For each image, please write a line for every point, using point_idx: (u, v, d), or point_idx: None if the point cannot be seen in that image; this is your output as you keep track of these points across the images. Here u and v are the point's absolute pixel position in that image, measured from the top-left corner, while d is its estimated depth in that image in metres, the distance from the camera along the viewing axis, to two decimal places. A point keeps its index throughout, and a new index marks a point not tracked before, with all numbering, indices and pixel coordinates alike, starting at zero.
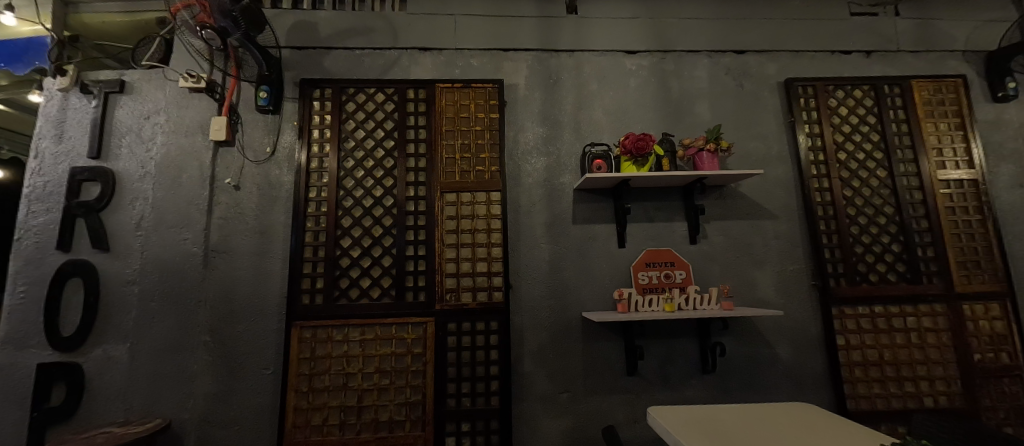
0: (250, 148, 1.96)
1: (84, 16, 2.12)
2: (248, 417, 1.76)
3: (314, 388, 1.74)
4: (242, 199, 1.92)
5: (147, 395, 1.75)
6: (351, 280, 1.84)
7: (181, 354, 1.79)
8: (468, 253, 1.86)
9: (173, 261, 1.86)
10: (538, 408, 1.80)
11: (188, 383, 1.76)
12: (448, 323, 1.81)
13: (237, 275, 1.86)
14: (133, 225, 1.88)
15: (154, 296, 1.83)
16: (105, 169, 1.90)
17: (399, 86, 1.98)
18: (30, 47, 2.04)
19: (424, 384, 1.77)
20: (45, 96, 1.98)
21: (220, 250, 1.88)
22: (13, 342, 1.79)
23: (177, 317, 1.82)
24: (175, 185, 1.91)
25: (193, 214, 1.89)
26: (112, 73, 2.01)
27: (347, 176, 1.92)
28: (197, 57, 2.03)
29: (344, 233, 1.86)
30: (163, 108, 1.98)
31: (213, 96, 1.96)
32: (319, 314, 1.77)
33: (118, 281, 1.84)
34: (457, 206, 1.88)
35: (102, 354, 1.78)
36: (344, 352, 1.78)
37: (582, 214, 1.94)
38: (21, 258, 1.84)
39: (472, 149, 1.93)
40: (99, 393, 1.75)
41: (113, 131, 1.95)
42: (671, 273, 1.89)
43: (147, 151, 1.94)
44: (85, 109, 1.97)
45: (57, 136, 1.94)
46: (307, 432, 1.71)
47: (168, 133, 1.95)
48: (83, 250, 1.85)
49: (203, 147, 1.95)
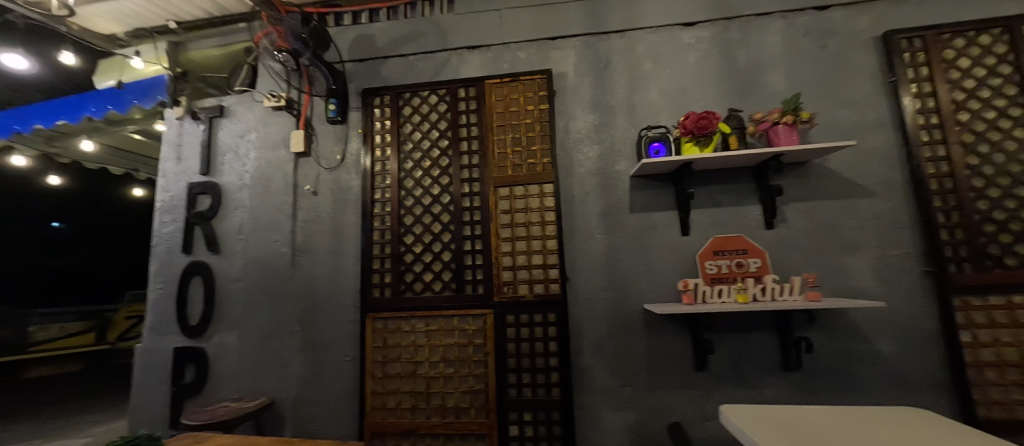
0: (324, 156, 2.17)
1: (190, 53, 2.47)
2: (333, 398, 1.96)
3: (387, 374, 1.90)
4: (319, 203, 2.13)
5: (253, 376, 2.04)
6: (415, 274, 1.96)
7: (277, 340, 2.05)
8: (522, 246, 1.88)
9: (266, 260, 2.13)
10: (599, 402, 1.77)
11: (284, 366, 2.02)
12: (506, 314, 1.84)
13: (318, 272, 2.07)
14: (236, 229, 2.19)
15: (254, 290, 2.11)
16: (213, 183, 2.23)
17: (450, 86, 2.04)
18: (154, 84, 2.41)
19: (486, 373, 1.83)
20: (168, 125, 2.38)
21: (304, 250, 2.10)
22: (156, 329, 2.19)
23: (272, 310, 2.08)
24: (265, 193, 2.18)
25: (281, 218, 2.15)
26: (213, 100, 2.35)
27: (407, 177, 2.04)
28: (277, 78, 2.27)
29: (406, 230, 2.00)
30: (253, 126, 2.26)
31: (291, 113, 2.16)
32: (388, 306, 1.93)
33: (227, 279, 2.15)
34: (511, 200, 1.91)
35: (218, 340, 2.10)
36: (412, 342, 1.90)
37: (639, 202, 1.85)
38: (158, 260, 2.24)
39: (523, 143, 1.94)
40: (217, 374, 2.08)
41: (217, 150, 2.28)
42: (743, 261, 1.73)
43: (243, 165, 2.24)
44: (196, 133, 2.33)
45: (178, 158, 2.33)
46: (383, 415, 1.87)
47: (258, 148, 2.23)
48: (201, 253, 2.21)
49: (285, 159, 2.19)
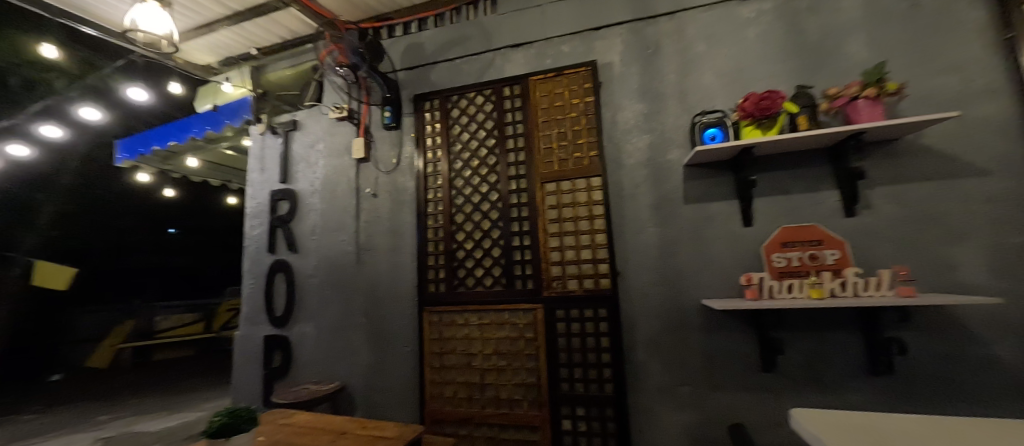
0: (381, 161, 2.32)
1: (268, 75, 2.77)
2: (396, 386, 2.11)
3: (444, 365, 2.00)
4: (379, 205, 2.29)
5: (327, 362, 2.26)
6: (467, 270, 2.04)
7: (346, 331, 2.24)
8: (571, 241, 1.87)
9: (335, 258, 2.34)
10: (655, 400, 1.71)
11: (353, 355, 2.21)
12: (556, 309, 1.85)
13: (379, 268, 2.23)
14: (310, 231, 2.43)
15: (327, 285, 2.33)
16: (290, 189, 2.50)
17: (495, 86, 2.09)
18: (242, 105, 2.74)
19: (538, 367, 1.85)
20: (253, 140, 2.71)
21: (367, 248, 2.27)
22: (250, 319, 2.51)
23: (341, 303, 2.28)
24: (333, 197, 2.39)
25: (346, 219, 2.34)
26: (288, 116, 2.63)
27: (457, 177, 2.13)
28: (339, 91, 2.48)
29: (458, 228, 2.08)
30: (321, 137, 2.49)
31: (353, 122, 2.38)
32: (443, 300, 2.03)
33: (304, 275, 2.40)
34: (558, 195, 1.91)
35: (298, 330, 2.36)
36: (466, 334, 1.98)
37: (694, 192, 1.74)
38: (250, 259, 2.57)
39: (569, 137, 1.93)
40: (298, 360, 2.33)
41: (292, 160, 2.55)
42: (817, 253, 1.55)
43: (314, 173, 2.48)
44: (275, 146, 2.63)
45: (262, 169, 2.65)
46: (442, 403, 1.97)
47: (326, 156, 2.46)
48: (282, 252, 2.49)
49: (348, 165, 2.39)
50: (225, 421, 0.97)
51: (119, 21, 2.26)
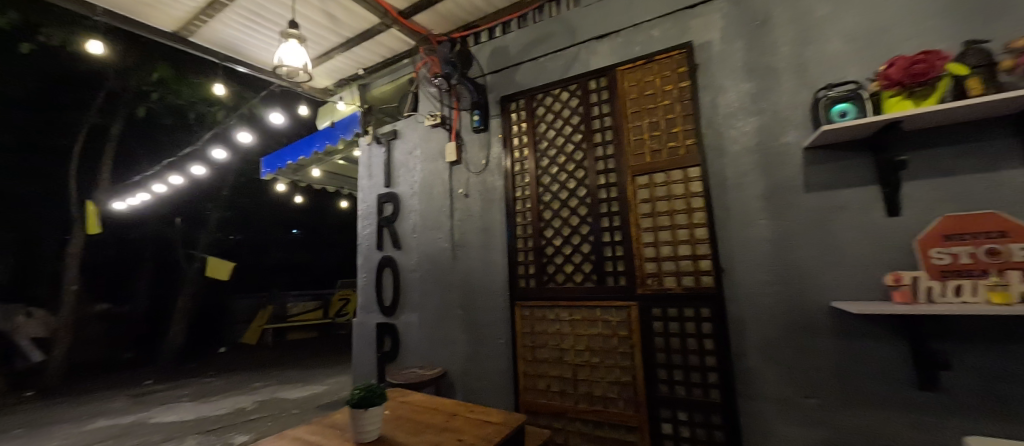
0: (472, 162, 2.45)
1: (372, 91, 3.10)
2: (491, 375, 2.22)
3: (536, 358, 2.05)
4: (470, 204, 2.42)
5: (429, 350, 2.47)
6: (557, 266, 2.06)
7: (445, 322, 2.43)
8: (666, 236, 1.77)
9: (433, 254, 2.54)
10: (770, 412, 1.54)
11: (451, 344, 2.38)
12: (652, 307, 1.77)
13: (473, 264, 2.36)
14: (411, 230, 2.68)
15: (427, 279, 2.55)
16: (393, 193, 2.79)
17: (580, 80, 2.06)
18: (352, 121, 3.11)
19: (633, 366, 1.80)
20: (363, 150, 3.08)
21: (461, 245, 2.43)
22: (365, 307, 2.87)
23: (440, 296, 2.48)
24: (430, 198, 2.60)
25: (442, 219, 2.53)
26: (389, 126, 2.93)
27: (544, 174, 2.15)
28: (433, 99, 2.68)
29: (546, 224, 2.11)
30: (418, 143, 2.73)
31: (445, 128, 2.54)
32: (534, 295, 2.08)
33: (407, 269, 2.66)
34: (651, 188, 1.82)
35: (404, 319, 2.62)
36: (557, 330, 2.01)
37: (817, 179, 1.52)
38: (363, 255, 2.93)
39: (661, 126, 1.83)
40: (405, 346, 2.59)
41: (394, 166, 2.84)
42: (1002, 248, 1.20)
43: (413, 177, 2.72)
44: (380, 154, 2.95)
45: (370, 176, 2.99)
46: (535, 395, 2.03)
47: (423, 161, 2.68)
48: (389, 249, 2.79)
49: (442, 168, 2.57)
50: (361, 394, 1.14)
51: (267, 61, 2.76)
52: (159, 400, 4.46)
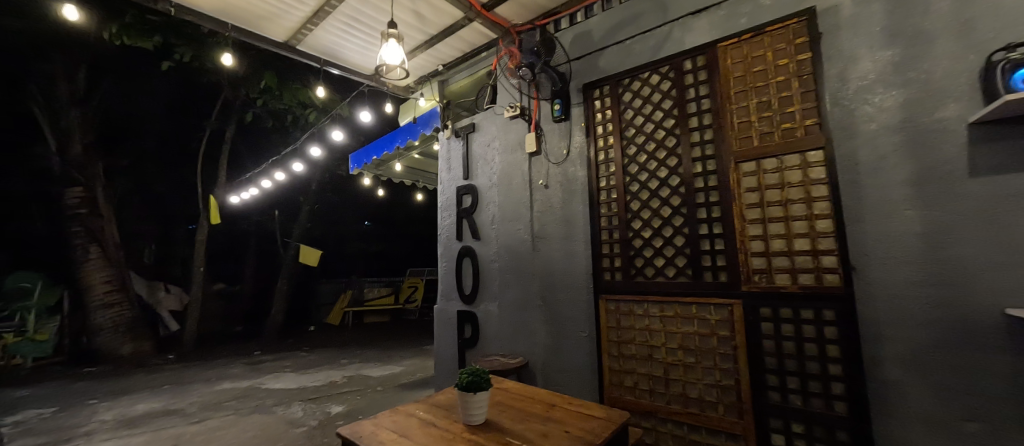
0: (552, 152, 2.42)
1: (450, 86, 3.20)
2: (573, 368, 2.20)
3: (623, 354, 1.99)
4: (550, 195, 2.40)
5: (510, 339, 2.52)
6: (645, 259, 1.96)
7: (525, 312, 2.45)
8: (779, 229, 1.59)
9: (513, 245, 2.57)
10: (914, 433, 1.33)
11: (532, 335, 2.40)
12: (760, 306, 1.61)
13: (553, 256, 2.34)
14: (490, 221, 2.74)
15: (506, 270, 2.59)
16: (472, 185, 2.87)
17: (673, 61, 1.93)
18: (431, 116, 3.23)
19: (736, 369, 1.66)
20: (442, 144, 3.20)
21: (541, 236, 2.42)
22: (444, 294, 3.00)
23: (519, 287, 2.50)
24: (509, 190, 2.62)
25: (521, 210, 2.54)
26: (467, 120, 3.00)
27: (631, 163, 2.06)
28: (511, 91, 2.69)
29: (634, 216, 2.02)
30: (496, 135, 2.76)
31: (525, 118, 2.55)
32: (620, 289, 2.02)
33: (487, 260, 2.72)
34: (759, 176, 1.65)
35: (484, 307, 2.70)
36: (646, 326, 1.92)
37: (987, 161, 1.25)
38: (443, 245, 3.06)
39: (773, 106, 1.64)
40: (486, 334, 2.67)
41: (473, 159, 2.91)
42: None
43: (491, 168, 2.77)
44: (458, 147, 3.04)
45: (449, 168, 3.11)
46: (621, 391, 1.97)
47: (501, 152, 2.71)
48: (468, 239, 2.88)
49: (521, 159, 2.58)
50: (470, 378, 1.19)
51: (363, 66, 2.99)
52: (267, 369, 5.13)
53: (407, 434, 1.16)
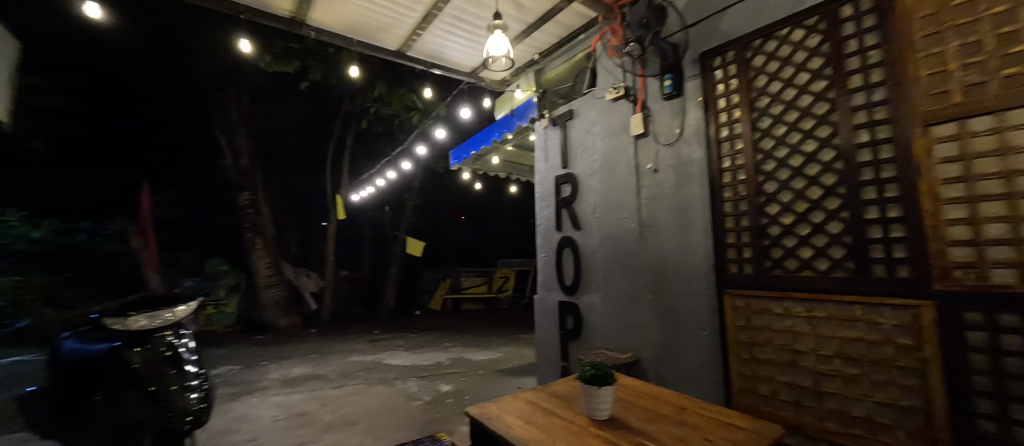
0: (662, 133, 2.22)
1: (546, 74, 3.17)
2: (691, 368, 2.02)
3: (757, 358, 1.75)
4: (661, 180, 2.21)
5: (617, 333, 2.42)
6: (786, 250, 1.69)
7: (634, 306, 2.32)
8: (997, 210, 1.19)
9: (617, 234, 2.45)
10: None
11: (642, 330, 2.26)
12: (965, 311, 1.23)
13: (666, 245, 2.16)
14: (591, 210, 2.66)
15: (610, 261, 2.49)
16: (571, 173, 2.82)
17: (825, 9, 1.58)
18: (527, 107, 3.29)
19: (925, 388, 1.31)
20: (539, 134, 3.22)
21: (650, 225, 2.25)
22: (544, 284, 3.03)
23: (627, 279, 2.38)
24: (613, 177, 2.50)
25: (627, 197, 2.40)
26: (564, 107, 2.95)
27: (764, 137, 1.78)
28: (614, 71, 2.56)
29: (769, 200, 1.75)
30: (597, 120, 2.67)
31: (629, 99, 2.40)
32: (751, 284, 1.77)
33: (589, 250, 2.66)
34: (963, 141, 1.25)
35: (587, 299, 2.65)
36: (788, 327, 1.65)
37: None
38: (542, 236, 3.08)
39: (988, 47, 1.21)
40: (590, 326, 2.61)
41: (572, 147, 2.86)
42: None
43: (592, 155, 2.68)
44: (556, 136, 3.02)
45: (546, 158, 3.11)
46: (755, 401, 1.75)
47: (603, 138, 2.60)
48: (568, 229, 2.85)
49: (626, 143, 2.43)
50: (593, 372, 1.15)
51: (464, 64, 3.11)
52: (386, 346, 5.82)
53: (532, 421, 1.17)
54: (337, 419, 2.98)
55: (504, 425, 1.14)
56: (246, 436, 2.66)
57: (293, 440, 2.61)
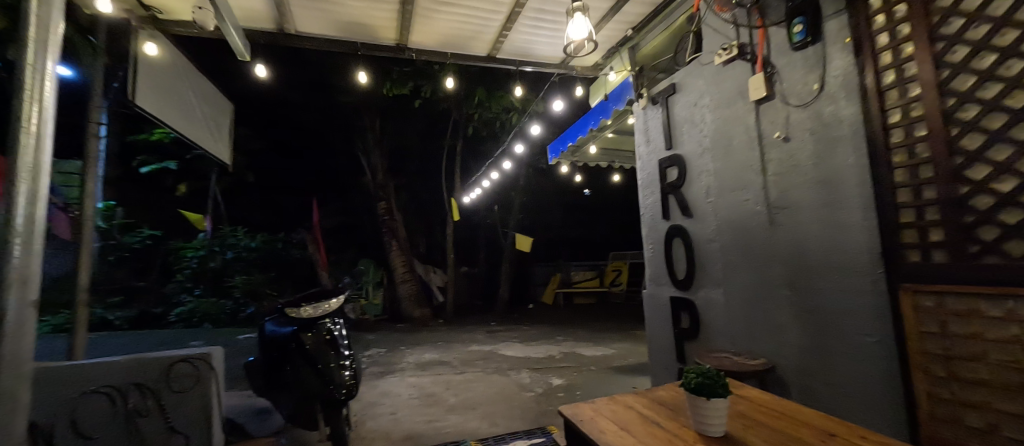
0: (792, 93, 1.81)
1: (643, 48, 2.92)
2: (850, 380, 1.61)
3: (957, 376, 1.26)
4: (795, 150, 1.80)
5: (746, 334, 2.08)
6: (1004, 229, 1.15)
7: (767, 302, 1.96)
8: None
9: (740, 219, 2.10)
10: None
11: (780, 332, 1.89)
12: None
13: (806, 230, 1.76)
14: (704, 194, 2.35)
15: (731, 251, 2.16)
16: (676, 155, 2.55)
17: None
18: (623, 88, 3.08)
19: None
20: (637, 116, 3.00)
21: (782, 206, 1.87)
22: (653, 279, 2.81)
23: (756, 272, 2.02)
24: (729, 153, 2.16)
25: (750, 176, 2.04)
26: (665, 82, 2.68)
27: (955, 74, 1.26)
28: (723, 30, 2.20)
29: (969, 161, 1.23)
30: (705, 91, 2.34)
31: (745, 58, 2.03)
32: (943, 275, 1.29)
33: (704, 239, 2.35)
34: None
35: (704, 295, 2.34)
36: (1012, 337, 1.13)
37: None
38: (647, 226, 2.87)
39: None
40: (710, 326, 2.31)
41: (676, 126, 2.59)
42: None
43: (701, 131, 2.37)
44: (657, 116, 2.77)
45: (647, 141, 2.88)
46: (955, 435, 1.26)
47: (713, 110, 2.27)
48: (677, 217, 2.57)
49: (745, 112, 2.06)
50: (700, 380, 0.99)
51: (553, 56, 3.06)
52: (501, 337, 6.16)
53: (628, 429, 1.07)
54: (458, 402, 3.27)
55: (596, 429, 1.08)
56: (388, 410, 3.12)
57: (423, 417, 2.96)
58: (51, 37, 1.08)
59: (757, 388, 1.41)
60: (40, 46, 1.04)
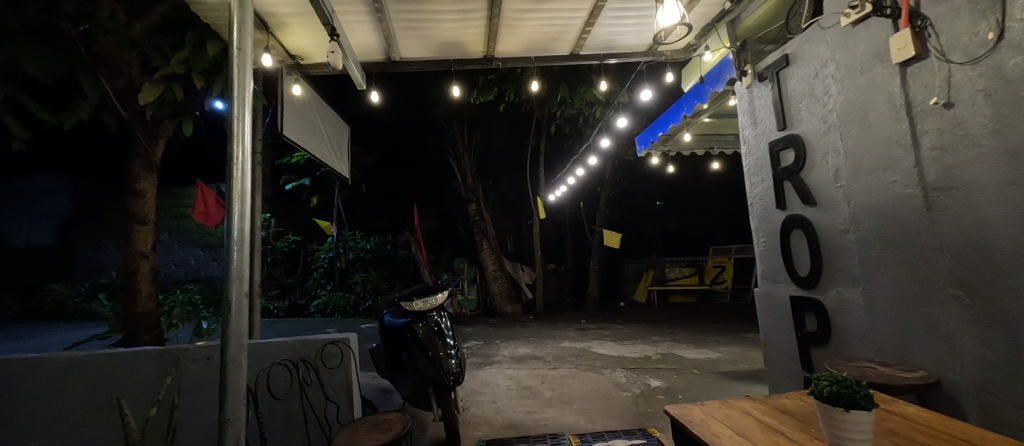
0: (955, 48, 1.45)
1: (746, 21, 2.64)
2: None
3: None
4: (963, 116, 1.43)
5: (898, 342, 1.72)
6: None
7: (930, 304, 1.58)
8: None
9: (886, 205, 1.75)
10: None
11: (949, 342, 1.51)
12: None
13: (982, 214, 1.37)
14: (832, 178, 2.04)
15: (873, 244, 1.82)
16: (792, 135, 2.27)
17: None
18: (722, 67, 2.78)
19: None
20: (739, 96, 2.75)
21: (946, 186, 1.50)
22: (768, 276, 2.54)
23: (909, 268, 1.66)
24: (865, 128, 1.84)
25: (897, 152, 1.69)
26: (775, 55, 2.40)
27: None
28: None
29: None
30: (829, 59, 2.03)
31: (883, 14, 1.67)
32: None
33: (834, 230, 2.04)
34: None
35: (837, 294, 2.04)
36: None
37: None
38: (758, 217, 2.61)
39: None
40: (845, 330, 2.00)
41: (791, 103, 2.30)
42: None
43: (825, 106, 2.07)
44: (765, 94, 2.50)
45: (753, 124, 2.62)
46: None
47: (840, 80, 1.96)
48: (796, 206, 2.29)
49: (884, 77, 1.73)
50: (836, 390, 0.89)
51: (642, 44, 2.93)
52: (593, 335, 6.08)
53: (747, 435, 1.02)
54: (555, 396, 3.34)
55: (710, 432, 1.04)
56: (490, 398, 3.34)
57: (522, 408, 3.10)
58: (246, 91, 1.29)
59: (915, 405, 1.19)
60: (242, 101, 1.26)
